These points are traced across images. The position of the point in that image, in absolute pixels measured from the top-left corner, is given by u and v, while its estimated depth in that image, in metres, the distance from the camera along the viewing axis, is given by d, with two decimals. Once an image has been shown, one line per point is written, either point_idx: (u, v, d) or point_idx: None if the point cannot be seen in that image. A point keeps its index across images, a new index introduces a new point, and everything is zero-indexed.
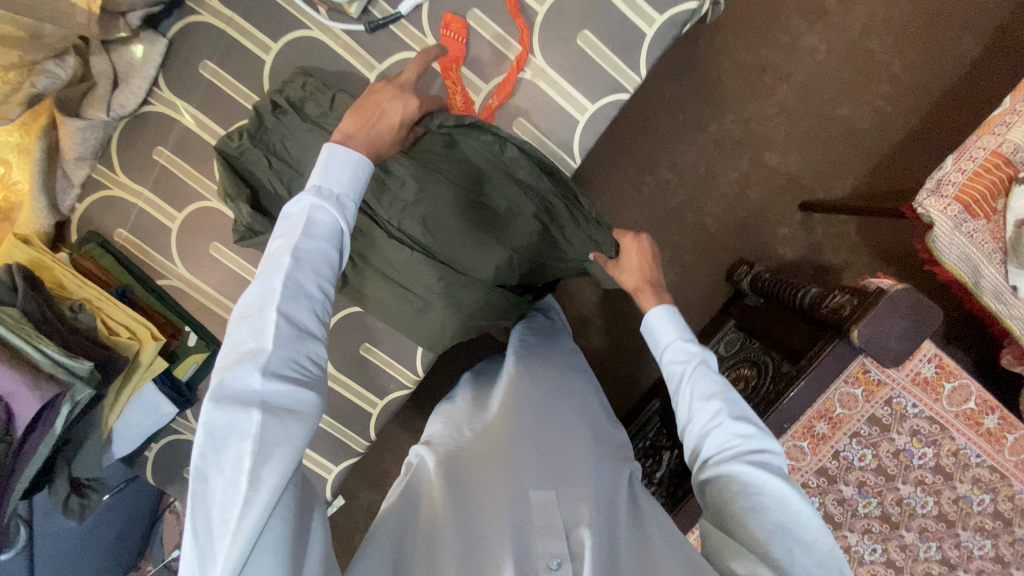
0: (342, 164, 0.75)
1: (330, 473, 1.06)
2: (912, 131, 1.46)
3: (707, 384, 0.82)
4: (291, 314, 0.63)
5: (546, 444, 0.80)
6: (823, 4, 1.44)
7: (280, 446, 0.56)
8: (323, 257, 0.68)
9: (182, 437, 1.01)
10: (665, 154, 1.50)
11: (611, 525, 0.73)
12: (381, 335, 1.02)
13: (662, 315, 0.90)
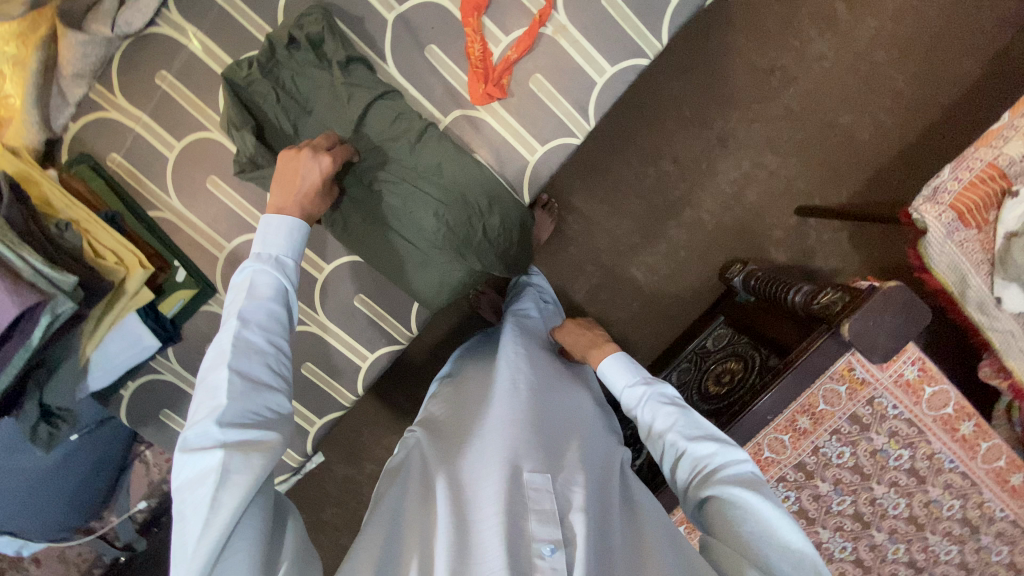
0: (279, 228, 0.74)
1: (313, 427, 1.04)
2: (910, 145, 1.49)
3: (662, 417, 0.82)
4: (242, 373, 0.62)
5: (543, 423, 0.78)
6: (834, 11, 1.46)
7: (238, 479, 0.57)
8: (270, 316, 0.68)
9: (161, 377, 0.99)
10: (668, 146, 1.51)
11: (604, 516, 0.73)
12: (376, 288, 1.00)
13: (610, 363, 0.90)
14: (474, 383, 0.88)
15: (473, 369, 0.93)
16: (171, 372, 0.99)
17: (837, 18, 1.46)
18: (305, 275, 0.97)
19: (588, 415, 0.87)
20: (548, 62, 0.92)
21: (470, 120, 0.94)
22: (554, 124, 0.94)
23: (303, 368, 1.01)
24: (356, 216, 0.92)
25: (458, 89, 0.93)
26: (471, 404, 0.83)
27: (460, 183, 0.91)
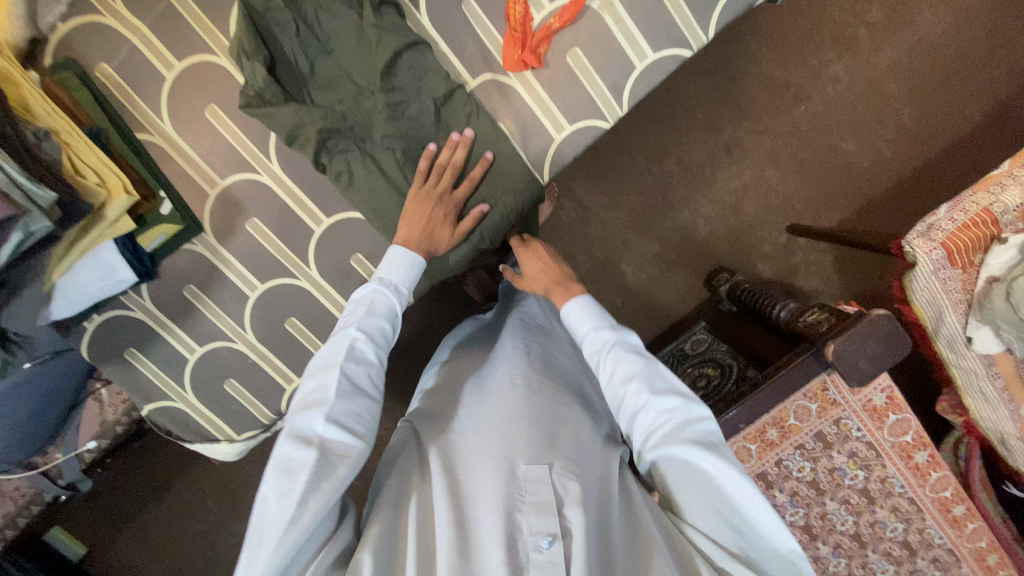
0: (401, 261, 0.83)
1: (289, 384, 1.00)
2: (904, 180, 1.52)
3: (624, 363, 0.79)
4: (350, 375, 0.70)
5: (542, 416, 0.77)
6: (855, 36, 1.46)
7: (328, 476, 0.62)
8: (381, 331, 0.77)
9: (130, 314, 0.93)
10: (675, 146, 1.50)
11: (600, 507, 0.71)
12: (376, 249, 0.95)
13: (575, 306, 0.88)
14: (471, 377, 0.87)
15: (472, 362, 0.92)
16: (141, 310, 0.93)
17: (857, 42, 1.46)
18: (301, 226, 0.92)
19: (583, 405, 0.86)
20: (585, 38, 0.88)
21: (500, 86, 0.90)
22: (581, 105, 0.91)
23: (288, 323, 0.97)
24: (364, 170, 0.88)
25: (491, 51, 0.89)
26: (470, 397, 0.82)
27: (476, 154, 0.89)
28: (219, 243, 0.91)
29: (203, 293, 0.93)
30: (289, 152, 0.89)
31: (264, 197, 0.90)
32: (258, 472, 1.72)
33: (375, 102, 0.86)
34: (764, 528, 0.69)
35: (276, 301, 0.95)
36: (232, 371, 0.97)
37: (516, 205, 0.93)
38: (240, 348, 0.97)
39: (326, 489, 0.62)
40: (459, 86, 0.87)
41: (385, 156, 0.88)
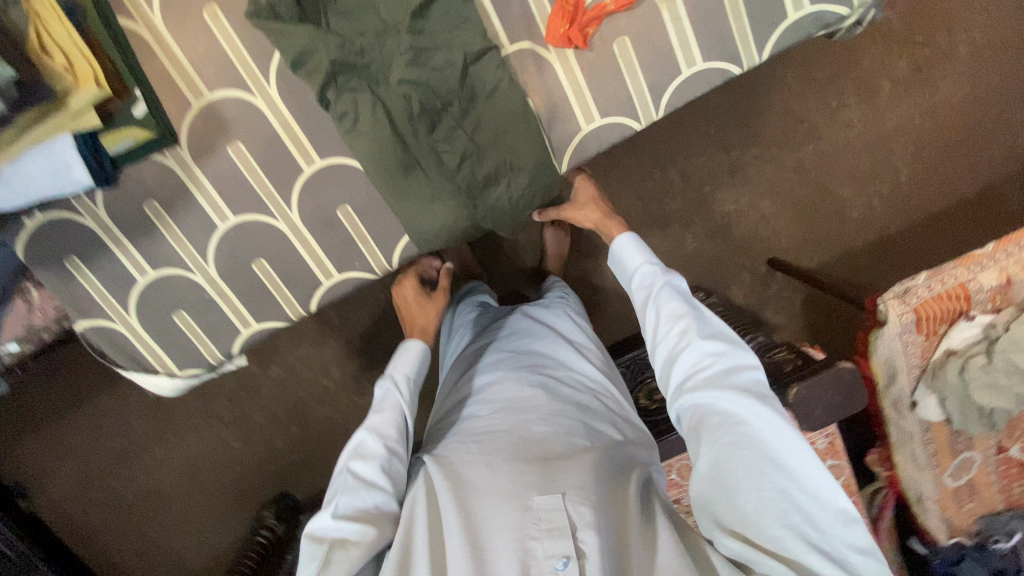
0: (407, 357, 0.94)
1: (245, 329, 0.93)
2: (887, 237, 1.56)
3: (671, 302, 0.81)
4: (371, 451, 0.76)
5: (547, 438, 0.75)
6: (877, 85, 1.44)
7: (339, 560, 0.66)
8: (395, 416, 0.82)
9: (76, 220, 0.83)
10: (681, 157, 1.47)
11: (616, 525, 0.67)
12: (367, 202, 0.88)
13: (624, 239, 0.98)
14: (480, 389, 0.88)
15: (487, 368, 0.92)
16: (91, 219, 0.84)
17: (879, 92, 1.44)
18: (289, 163, 0.84)
19: (592, 413, 0.82)
20: (632, 27, 0.83)
21: (537, 58, 0.83)
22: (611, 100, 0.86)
23: (255, 264, 0.89)
24: (371, 117, 0.81)
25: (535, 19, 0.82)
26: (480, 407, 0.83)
27: (500, 126, 0.84)
28: (193, 162, 0.82)
29: (166, 213, 0.84)
30: (290, 78, 0.81)
31: (252, 123, 0.82)
32: (194, 399, 1.66)
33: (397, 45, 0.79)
34: (814, 484, 0.61)
35: (247, 237, 0.87)
36: (185, 302, 0.89)
37: (528, 191, 0.89)
38: (198, 281, 0.88)
39: (356, 549, 0.67)
40: (494, 51, 0.81)
41: (400, 108, 0.81)
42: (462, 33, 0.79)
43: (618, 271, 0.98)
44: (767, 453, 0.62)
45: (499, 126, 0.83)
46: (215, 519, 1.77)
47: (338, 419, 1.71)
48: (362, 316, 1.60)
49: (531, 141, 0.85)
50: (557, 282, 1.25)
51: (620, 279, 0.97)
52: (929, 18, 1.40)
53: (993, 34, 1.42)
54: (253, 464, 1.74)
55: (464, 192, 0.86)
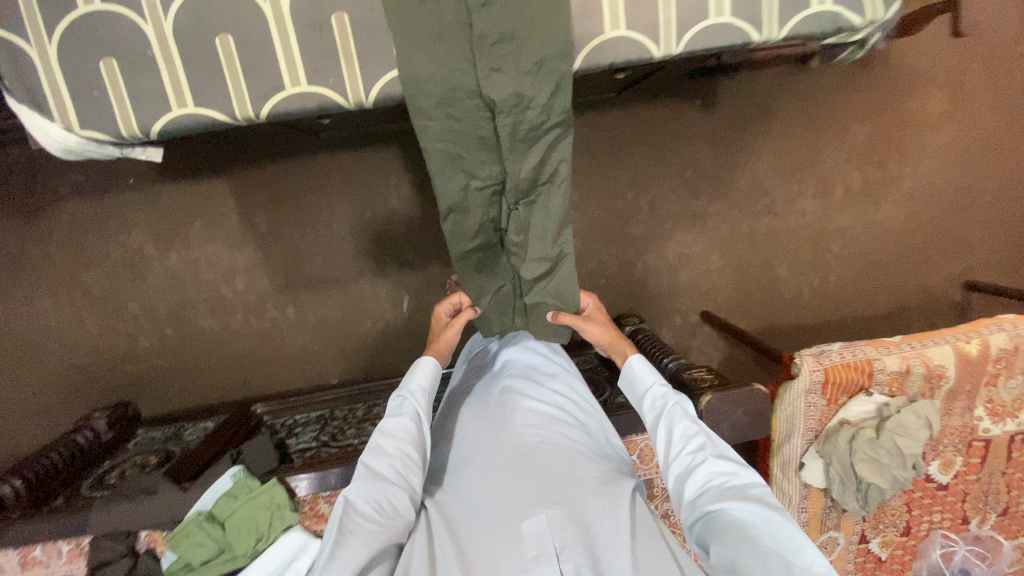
0: (424, 369, 0.89)
1: (172, 113, 0.63)
2: (806, 326, 1.68)
3: (683, 422, 0.82)
4: (377, 469, 0.75)
5: (540, 454, 0.77)
6: (833, 188, 1.59)
7: (350, 544, 0.68)
8: (401, 427, 0.80)
9: None
10: (654, 187, 1.53)
11: (604, 547, 0.72)
12: None
13: (635, 362, 0.95)
14: (471, 415, 0.88)
15: (477, 397, 0.91)
16: None
17: (833, 194, 1.59)
18: None
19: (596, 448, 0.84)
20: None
21: None
22: None
23: (218, 39, 0.61)
24: None
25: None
26: (471, 438, 0.84)
27: None
28: None
29: None
30: None
31: None
32: (63, 261, 1.43)
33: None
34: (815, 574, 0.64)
35: None
36: (119, 50, 0.61)
37: (545, 62, 0.63)
38: (146, 36, 0.60)
39: (363, 546, 0.68)
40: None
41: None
42: None
43: (630, 390, 0.96)
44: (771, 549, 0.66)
45: None
46: (29, 407, 1.49)
47: (222, 337, 1.52)
48: (290, 233, 1.46)
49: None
50: None
51: (631, 397, 0.96)
52: (890, 145, 1.57)
53: (935, 178, 1.61)
54: (102, 358, 1.50)
55: (467, 29, 0.62)
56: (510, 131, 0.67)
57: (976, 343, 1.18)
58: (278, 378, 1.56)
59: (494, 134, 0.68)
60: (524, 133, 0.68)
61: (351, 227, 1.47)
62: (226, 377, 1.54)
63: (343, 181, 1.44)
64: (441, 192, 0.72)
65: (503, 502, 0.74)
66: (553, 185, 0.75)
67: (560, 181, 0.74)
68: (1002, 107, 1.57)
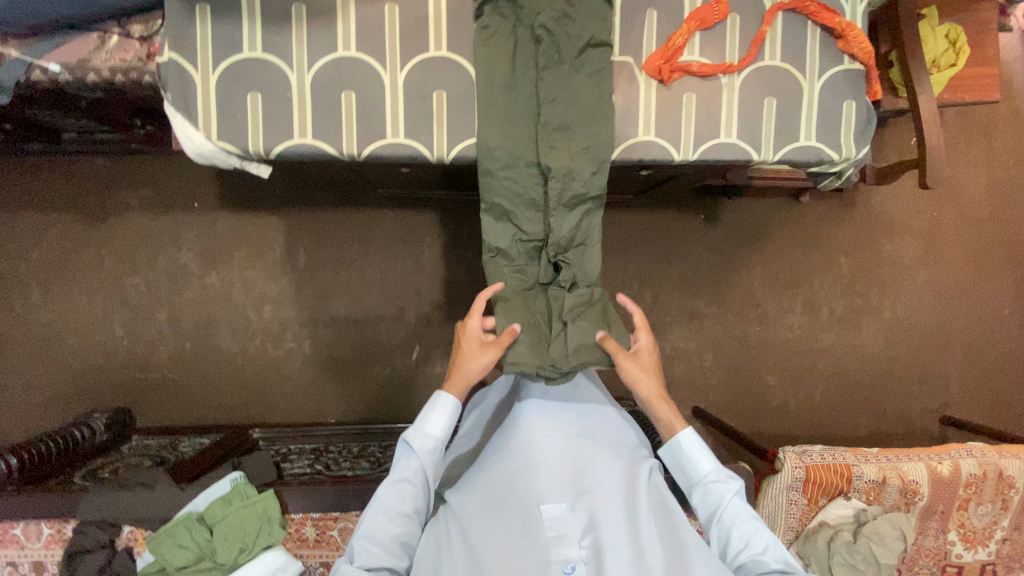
0: (436, 415, 0.88)
1: (292, 140, 0.78)
2: (790, 435, 1.75)
3: (738, 518, 0.88)
4: (381, 541, 0.83)
5: (555, 482, 0.92)
6: (819, 308, 1.74)
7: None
8: (407, 492, 0.86)
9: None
10: (657, 282, 1.69)
11: (600, 545, 0.87)
12: (442, 75, 0.79)
13: (690, 441, 0.91)
14: (499, 440, 0.99)
15: (500, 430, 1.02)
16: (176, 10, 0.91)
17: (819, 314, 1.75)
18: (422, 37, 0.79)
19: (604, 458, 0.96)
20: (700, 86, 0.83)
21: None
22: None
23: (343, 93, 0.78)
24: (495, 13, 0.78)
25: (644, 33, 0.81)
26: (499, 461, 0.96)
27: (587, 75, 0.79)
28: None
29: (306, 19, 0.77)
30: None
31: None
32: (110, 265, 1.54)
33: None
34: None
35: (324, 46, 0.78)
36: (264, 88, 0.77)
37: (590, 146, 0.80)
38: (288, 81, 0.78)
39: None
40: (613, 7, 0.80)
41: (526, 6, 0.78)
42: None
43: (677, 468, 0.94)
44: None
45: (585, 77, 0.79)
46: (32, 398, 1.52)
47: (236, 358, 1.59)
48: (325, 272, 1.59)
49: (607, 98, 0.80)
50: None
51: (681, 472, 0.94)
52: (870, 277, 1.75)
53: (911, 314, 1.77)
54: (117, 361, 1.55)
55: (535, 117, 0.80)
56: (557, 195, 0.81)
57: (948, 465, 1.25)
58: (279, 406, 1.60)
59: (543, 197, 0.83)
60: (567, 201, 0.82)
61: (381, 274, 1.60)
62: (229, 398, 1.58)
63: (382, 233, 1.59)
64: (493, 240, 0.85)
65: (529, 511, 0.89)
66: (586, 247, 0.87)
67: (592, 244, 0.87)
68: (971, 261, 1.77)
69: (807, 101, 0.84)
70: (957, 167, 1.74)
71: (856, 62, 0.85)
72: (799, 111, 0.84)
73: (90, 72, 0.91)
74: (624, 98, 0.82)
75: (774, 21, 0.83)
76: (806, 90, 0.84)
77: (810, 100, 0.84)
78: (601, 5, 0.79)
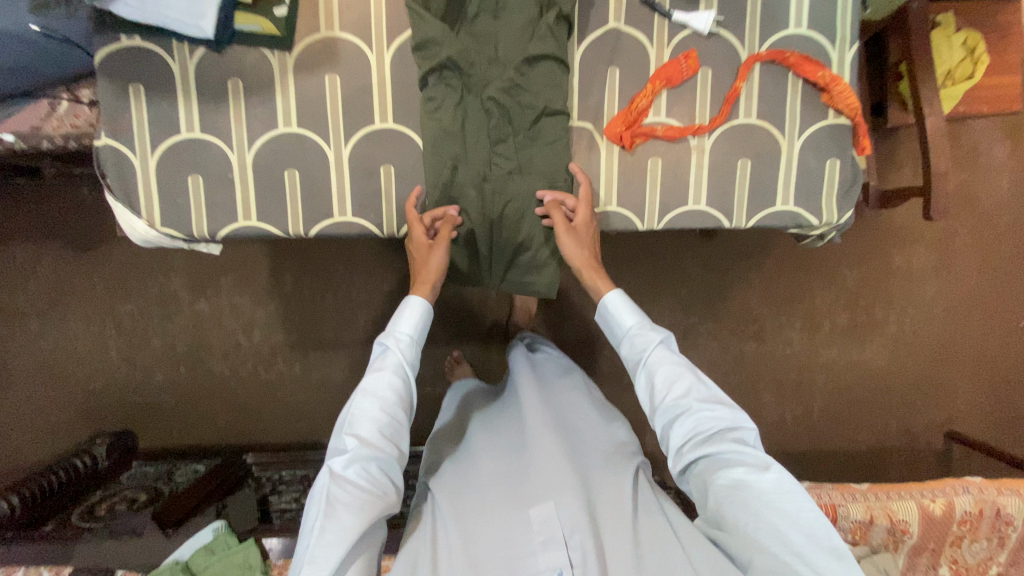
0: (409, 314, 0.81)
1: (236, 223, 0.76)
2: (787, 452, 1.72)
3: (664, 366, 0.82)
4: (367, 436, 0.70)
5: (556, 458, 0.83)
6: (820, 323, 1.68)
7: (338, 513, 0.64)
8: (390, 391, 0.75)
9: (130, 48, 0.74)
10: (650, 300, 1.64)
11: (608, 524, 0.77)
12: (389, 149, 0.75)
13: (613, 297, 0.90)
14: (487, 437, 0.92)
15: (484, 423, 0.96)
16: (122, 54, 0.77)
17: (820, 329, 1.68)
18: (366, 109, 0.74)
19: (597, 441, 0.89)
20: (666, 150, 0.77)
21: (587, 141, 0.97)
22: None
23: (286, 173, 0.75)
24: (444, 83, 0.73)
25: (605, 94, 0.76)
26: (485, 454, 0.88)
27: (543, 146, 0.75)
28: (294, 70, 0.73)
29: (244, 95, 0.73)
30: (409, 54, 0.74)
31: (360, 66, 0.73)
32: (103, 293, 1.56)
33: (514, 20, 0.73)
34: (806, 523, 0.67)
35: (263, 122, 0.74)
36: (205, 170, 0.75)
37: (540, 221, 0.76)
38: (229, 161, 0.75)
39: (353, 515, 0.65)
40: (570, 69, 0.75)
41: (474, 74, 0.73)
42: (576, 42, 0.74)
43: (608, 327, 0.91)
44: (790, 545, 0.66)
45: (540, 148, 0.75)
46: (40, 422, 1.58)
47: (230, 382, 1.61)
48: (311, 296, 1.59)
49: (561, 176, 0.75)
50: (530, 335, 1.17)
51: (608, 334, 0.92)
52: (876, 290, 1.67)
53: (920, 327, 1.69)
54: (116, 386, 1.59)
55: (485, 186, 0.75)
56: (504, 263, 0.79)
57: (941, 503, 1.21)
58: (274, 428, 1.63)
59: (493, 264, 0.79)
60: (518, 269, 0.79)
61: (367, 297, 1.59)
62: (225, 421, 1.62)
63: (366, 255, 1.57)
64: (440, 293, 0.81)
65: (516, 499, 0.81)
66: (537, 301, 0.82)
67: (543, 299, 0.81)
68: (987, 272, 1.67)
69: (785, 162, 0.78)
70: (977, 171, 1.62)
71: (842, 115, 0.77)
72: (777, 173, 0.78)
73: (43, 141, 0.88)
74: (580, 167, 0.77)
75: (751, 74, 0.76)
76: (784, 150, 0.77)
77: (788, 161, 0.78)
78: (556, 70, 0.73)
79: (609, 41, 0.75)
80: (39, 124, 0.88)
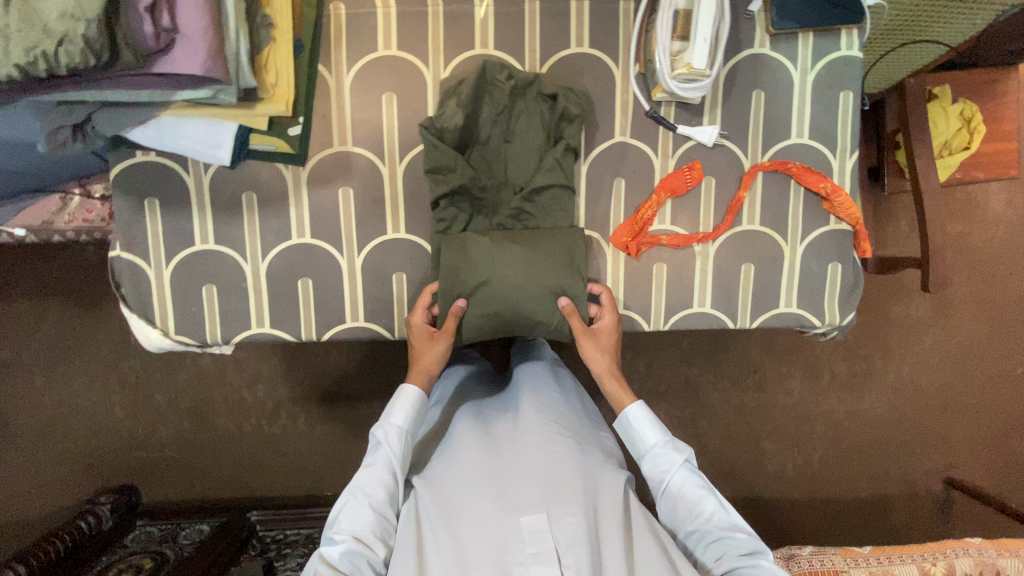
0: (404, 402, 0.81)
1: (251, 329, 0.77)
2: (788, 499, 1.73)
3: (701, 500, 0.76)
4: (358, 532, 0.72)
5: (550, 454, 0.75)
6: (820, 372, 1.70)
7: None
8: (381, 485, 0.75)
9: (157, 165, 0.74)
10: (653, 352, 1.66)
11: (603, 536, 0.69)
12: (402, 258, 0.77)
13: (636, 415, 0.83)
14: (470, 431, 0.82)
15: (470, 416, 0.86)
16: (143, 167, 0.74)
17: (820, 378, 1.70)
18: (378, 220, 0.76)
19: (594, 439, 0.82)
20: (670, 256, 0.79)
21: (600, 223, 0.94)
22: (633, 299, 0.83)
23: (299, 281, 0.77)
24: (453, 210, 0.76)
25: (610, 204, 0.78)
26: (468, 447, 0.78)
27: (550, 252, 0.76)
28: (307, 183, 0.75)
29: (258, 207, 0.75)
30: (419, 168, 0.75)
31: (373, 180, 0.76)
32: (107, 348, 1.56)
33: (522, 146, 0.78)
34: None
35: (278, 234, 0.76)
36: (219, 281, 0.76)
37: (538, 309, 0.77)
38: (242, 270, 0.76)
39: None
40: (577, 188, 0.77)
41: (484, 198, 0.78)
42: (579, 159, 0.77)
43: (627, 439, 0.85)
44: None
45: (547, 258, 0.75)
46: (43, 477, 1.58)
47: (233, 435, 1.61)
48: (316, 350, 1.59)
49: (570, 238, 0.76)
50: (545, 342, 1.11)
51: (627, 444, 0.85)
52: (876, 338, 1.69)
53: (919, 375, 1.71)
54: (119, 442, 1.59)
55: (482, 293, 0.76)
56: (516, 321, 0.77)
57: (942, 566, 1.22)
58: (276, 481, 1.63)
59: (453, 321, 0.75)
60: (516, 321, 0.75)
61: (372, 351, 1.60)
62: (228, 474, 1.62)
63: None
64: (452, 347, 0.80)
65: (510, 502, 0.71)
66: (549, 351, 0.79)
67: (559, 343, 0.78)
68: (985, 323, 1.68)
69: (788, 266, 0.80)
70: (973, 225, 1.64)
71: (843, 222, 0.79)
72: (778, 279, 0.80)
73: (54, 234, 0.90)
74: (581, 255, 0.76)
75: (753, 183, 0.78)
76: (787, 255, 0.79)
77: (791, 265, 0.80)
78: (562, 194, 0.77)
79: (616, 153, 0.77)
80: (53, 218, 0.88)
